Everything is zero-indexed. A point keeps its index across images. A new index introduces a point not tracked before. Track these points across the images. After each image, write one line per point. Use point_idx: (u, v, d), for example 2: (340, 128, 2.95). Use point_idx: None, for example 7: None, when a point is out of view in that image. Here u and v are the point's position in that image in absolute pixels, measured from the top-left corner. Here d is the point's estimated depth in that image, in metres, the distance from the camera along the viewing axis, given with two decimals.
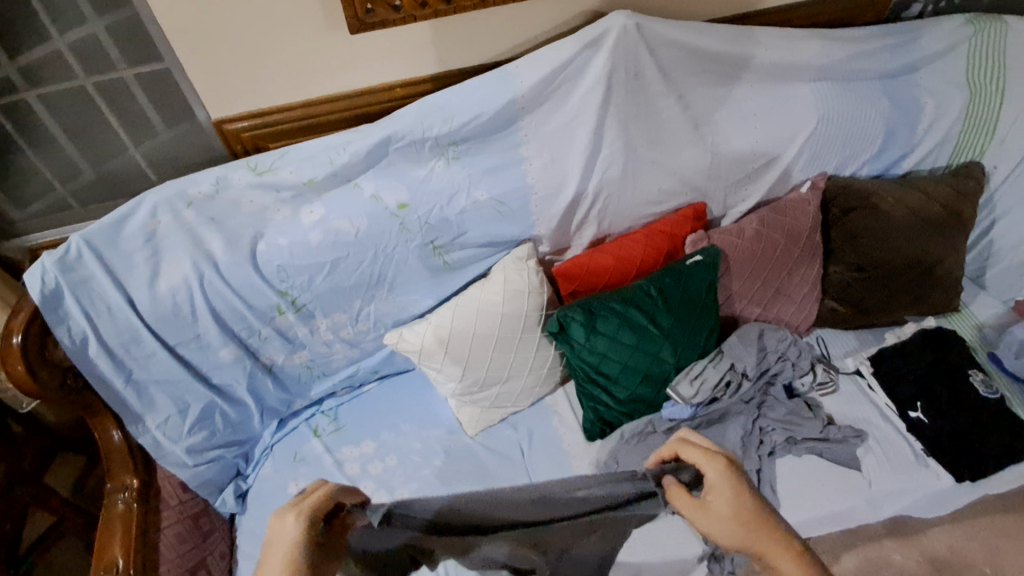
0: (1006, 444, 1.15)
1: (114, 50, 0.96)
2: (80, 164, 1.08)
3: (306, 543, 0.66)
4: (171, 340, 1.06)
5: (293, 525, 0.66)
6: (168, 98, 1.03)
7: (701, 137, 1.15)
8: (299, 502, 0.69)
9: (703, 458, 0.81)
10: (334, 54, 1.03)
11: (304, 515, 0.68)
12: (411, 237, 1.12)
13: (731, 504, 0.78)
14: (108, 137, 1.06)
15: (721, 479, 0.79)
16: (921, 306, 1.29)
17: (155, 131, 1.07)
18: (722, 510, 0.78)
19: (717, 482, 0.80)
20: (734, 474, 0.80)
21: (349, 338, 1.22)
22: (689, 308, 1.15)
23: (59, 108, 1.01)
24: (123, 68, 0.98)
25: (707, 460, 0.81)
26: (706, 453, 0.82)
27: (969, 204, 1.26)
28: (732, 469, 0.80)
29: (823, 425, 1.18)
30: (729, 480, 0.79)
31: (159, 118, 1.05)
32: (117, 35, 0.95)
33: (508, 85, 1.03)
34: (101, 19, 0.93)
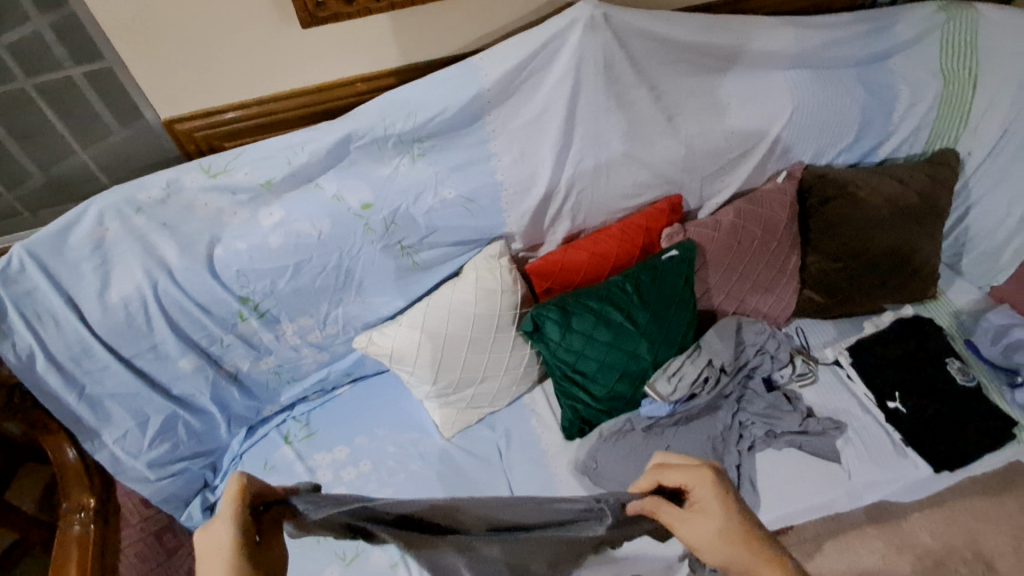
0: (983, 432, 1.14)
1: (57, 49, 0.90)
2: (27, 167, 1.02)
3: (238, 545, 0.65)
4: (126, 351, 1.01)
5: (224, 531, 0.66)
6: (116, 97, 0.97)
7: (674, 128, 1.11)
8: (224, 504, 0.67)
9: (691, 476, 0.80)
10: (288, 49, 0.98)
11: (231, 520, 0.66)
12: (376, 238, 1.07)
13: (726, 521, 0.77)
14: (53, 139, 1.00)
15: (714, 497, 0.78)
16: (900, 294, 1.28)
17: (104, 132, 1.01)
18: (715, 526, 0.77)
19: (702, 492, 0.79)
20: (725, 485, 0.79)
21: (317, 342, 1.17)
22: (665, 304, 1.13)
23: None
24: (68, 67, 0.92)
25: (694, 478, 0.79)
26: (692, 472, 0.80)
27: (944, 192, 1.23)
28: (722, 480, 0.79)
29: (802, 419, 1.18)
30: (721, 493, 0.78)
31: (109, 118, 0.99)
32: (61, 31, 0.89)
33: (472, 79, 0.99)
34: (42, 17, 0.87)
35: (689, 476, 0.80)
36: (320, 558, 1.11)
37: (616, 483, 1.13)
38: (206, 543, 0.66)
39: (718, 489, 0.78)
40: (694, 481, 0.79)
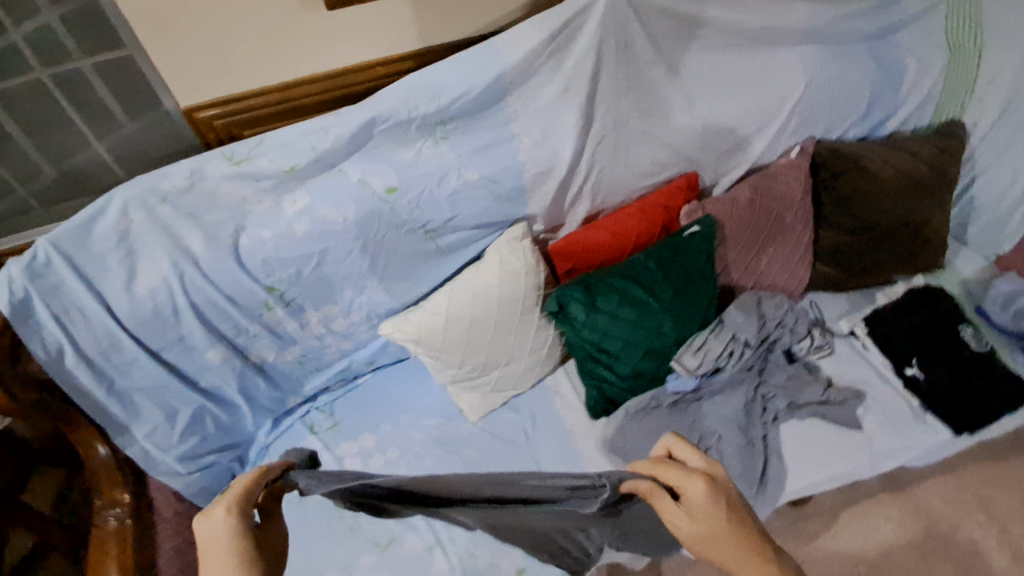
0: (999, 394, 1.18)
1: (69, 39, 0.89)
2: (36, 161, 1.00)
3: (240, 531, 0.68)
4: (153, 344, 1.01)
5: (223, 519, 0.68)
6: (127, 87, 0.95)
7: (691, 105, 1.13)
8: (228, 490, 0.71)
9: (681, 478, 0.80)
10: (310, 33, 0.97)
11: (233, 508, 0.69)
12: (401, 222, 1.07)
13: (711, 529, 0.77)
14: (64, 131, 0.98)
15: (702, 499, 0.78)
16: (910, 265, 1.30)
17: (114, 125, 0.99)
18: (702, 530, 0.78)
19: (691, 497, 0.79)
20: (716, 496, 0.78)
21: (341, 331, 1.17)
22: (687, 280, 1.14)
23: (4, 102, 0.93)
24: (79, 58, 0.91)
25: (686, 478, 0.80)
26: (683, 473, 0.81)
27: (953, 162, 1.26)
28: (711, 491, 0.78)
29: (823, 389, 1.20)
30: (710, 502, 0.78)
31: (120, 110, 0.98)
32: (71, 23, 0.88)
33: (494, 60, 0.99)
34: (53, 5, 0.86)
35: (680, 479, 0.80)
36: (355, 545, 1.13)
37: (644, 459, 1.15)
38: (205, 532, 0.67)
39: (706, 497, 0.78)
40: (683, 484, 0.80)
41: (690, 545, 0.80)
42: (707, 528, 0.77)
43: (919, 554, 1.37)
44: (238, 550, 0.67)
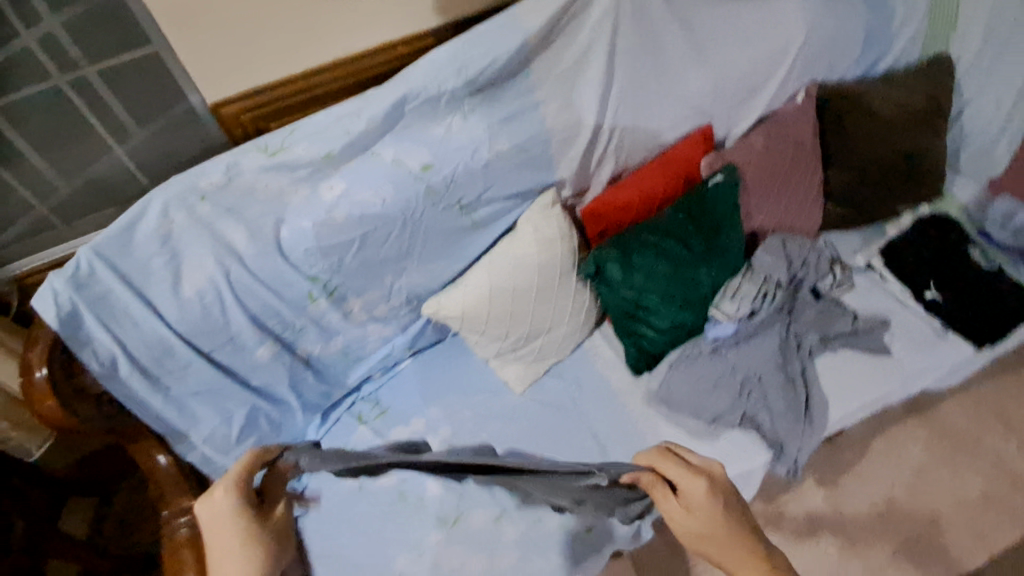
0: (1012, 307, 1.25)
1: (79, 41, 0.87)
2: (51, 178, 0.97)
3: (234, 509, 0.91)
4: (205, 346, 1.00)
5: (222, 500, 0.91)
6: (137, 90, 0.93)
7: (703, 59, 1.16)
8: (224, 478, 0.94)
9: (683, 476, 0.89)
10: (333, 16, 0.96)
11: (230, 492, 0.92)
12: (437, 199, 1.07)
13: (708, 524, 0.85)
14: (77, 144, 0.96)
15: (702, 498, 0.86)
16: (915, 196, 1.37)
17: (124, 134, 0.97)
18: (698, 525, 0.85)
19: (693, 494, 0.87)
20: (716, 497, 0.86)
21: (383, 317, 1.17)
22: (716, 229, 1.18)
23: (15, 116, 0.89)
24: (85, 66, 0.89)
25: (689, 478, 0.88)
26: (687, 472, 0.89)
27: (945, 93, 1.33)
28: (713, 493, 0.86)
29: (852, 320, 1.25)
30: (710, 500, 0.86)
31: (128, 118, 0.95)
32: (75, 30, 0.85)
33: (517, 28, 1.00)
34: (57, 12, 0.83)
35: (684, 480, 0.89)
36: (422, 524, 1.13)
37: (691, 405, 1.20)
38: (206, 513, 0.90)
39: (708, 494, 0.86)
40: (684, 482, 0.88)
41: (688, 541, 0.87)
42: (705, 524, 0.85)
43: (949, 469, 1.44)
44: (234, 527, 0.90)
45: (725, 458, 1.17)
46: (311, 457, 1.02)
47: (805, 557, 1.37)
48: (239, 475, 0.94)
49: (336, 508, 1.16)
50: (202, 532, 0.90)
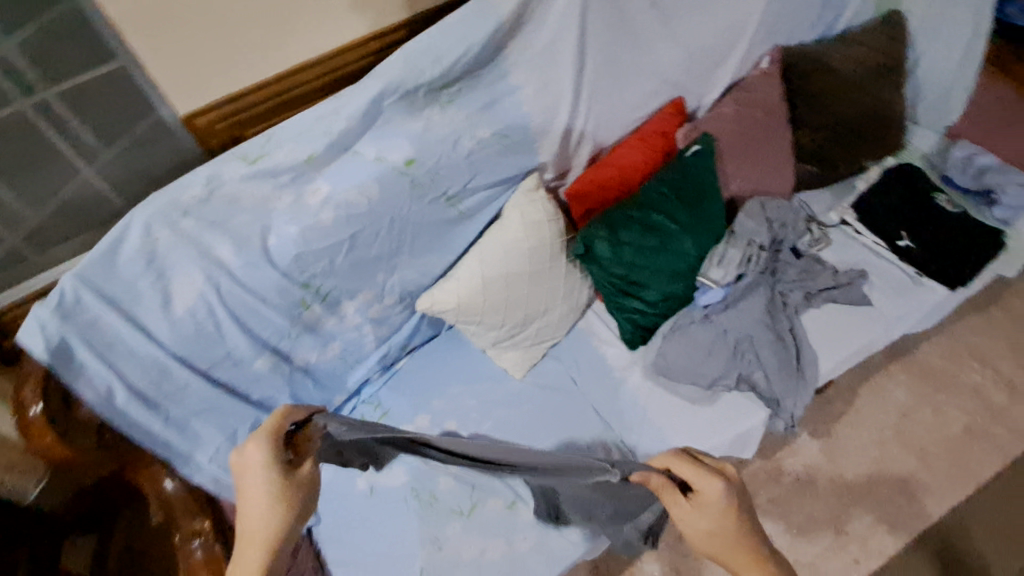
0: (980, 247, 1.30)
1: (40, 63, 0.82)
2: (17, 208, 0.92)
3: (267, 461, 0.75)
4: (202, 363, 0.98)
5: (254, 449, 0.76)
6: (102, 108, 0.89)
7: (671, 32, 1.17)
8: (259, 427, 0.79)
9: (697, 473, 0.84)
10: (304, 13, 0.93)
11: (262, 438, 0.77)
12: (423, 193, 1.07)
13: (717, 524, 0.80)
14: (42, 171, 0.91)
15: (717, 497, 0.81)
16: (880, 149, 1.41)
17: (90, 155, 0.93)
18: (709, 524, 0.80)
19: (707, 492, 0.82)
20: (733, 496, 0.81)
21: (378, 317, 1.16)
22: (698, 198, 1.20)
23: None
24: (43, 88, 0.84)
25: (704, 477, 0.83)
26: (699, 469, 0.84)
27: (901, 48, 1.37)
28: (730, 492, 0.81)
29: (833, 274, 1.29)
30: (725, 499, 0.81)
31: (93, 137, 0.91)
32: (34, 49, 0.81)
33: (488, 15, 1.00)
34: (11, 33, 0.78)
35: (698, 476, 0.83)
36: (438, 519, 1.12)
37: (689, 373, 1.22)
38: (239, 461, 0.76)
39: (723, 492, 0.81)
40: (697, 478, 0.83)
41: (696, 542, 0.81)
42: (717, 524, 0.80)
43: (932, 407, 1.52)
44: (269, 482, 0.75)
45: (726, 420, 1.20)
46: (343, 425, 0.81)
47: (808, 508, 1.42)
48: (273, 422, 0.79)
49: (350, 512, 1.16)
50: (237, 482, 0.76)
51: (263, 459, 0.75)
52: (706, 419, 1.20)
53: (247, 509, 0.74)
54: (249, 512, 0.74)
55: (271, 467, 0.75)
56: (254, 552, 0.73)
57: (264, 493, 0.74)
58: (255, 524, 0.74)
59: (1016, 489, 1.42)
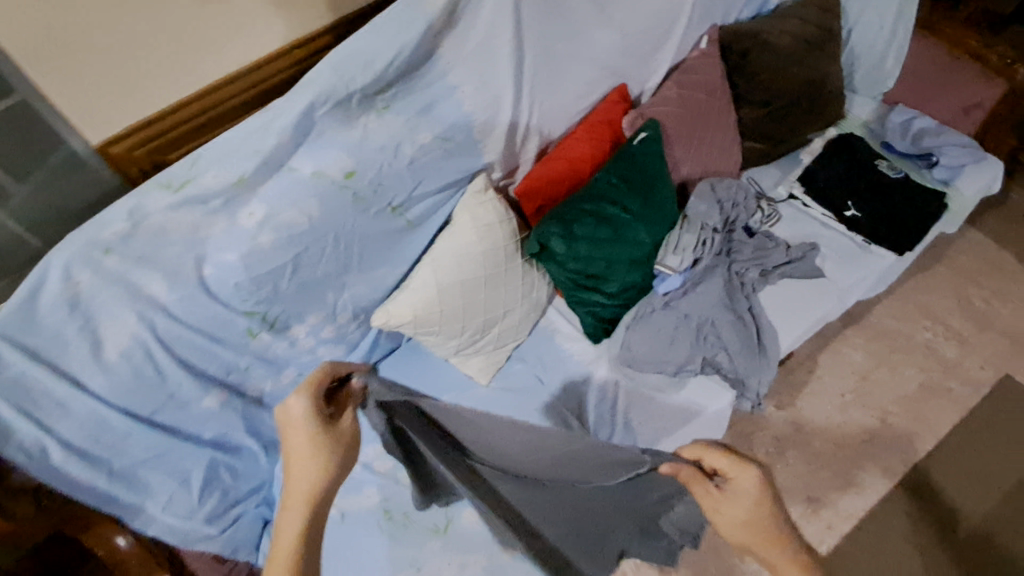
0: (923, 212, 1.33)
1: None
2: None
3: (312, 411, 0.79)
4: (145, 410, 0.92)
5: (299, 398, 0.79)
6: (9, 147, 0.78)
7: (608, 18, 1.14)
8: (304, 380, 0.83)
9: (732, 465, 0.85)
10: (218, 25, 0.87)
11: (306, 391, 0.80)
12: (367, 206, 1.01)
13: (749, 512, 0.83)
14: None
15: (750, 487, 0.84)
16: (822, 120, 1.43)
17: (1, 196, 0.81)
18: (743, 512, 0.84)
19: (741, 483, 0.84)
20: (767, 484, 0.84)
21: (333, 337, 1.11)
22: (649, 185, 1.18)
23: None
24: None
25: (739, 467, 0.84)
26: (734, 460, 0.85)
27: (834, 18, 1.38)
28: (765, 480, 0.83)
29: (786, 250, 1.30)
30: (759, 489, 0.83)
31: (4, 177, 0.80)
32: None
33: (418, 14, 0.95)
34: None
35: (732, 468, 0.85)
36: (415, 538, 1.09)
37: (654, 363, 1.22)
38: (285, 411, 0.79)
39: (758, 484, 0.83)
40: (731, 471, 0.85)
41: (729, 529, 0.85)
42: (749, 512, 0.83)
43: (890, 368, 1.57)
44: (311, 431, 0.78)
45: (693, 404, 1.21)
46: (385, 384, 0.84)
47: (781, 480, 1.44)
48: (316, 377, 0.83)
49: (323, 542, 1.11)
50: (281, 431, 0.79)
51: (306, 407, 0.78)
52: (673, 407, 1.21)
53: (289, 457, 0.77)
54: (291, 461, 0.76)
55: (315, 415, 0.79)
56: (299, 492, 0.74)
57: (309, 443, 0.77)
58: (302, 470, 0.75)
59: (973, 439, 1.48)
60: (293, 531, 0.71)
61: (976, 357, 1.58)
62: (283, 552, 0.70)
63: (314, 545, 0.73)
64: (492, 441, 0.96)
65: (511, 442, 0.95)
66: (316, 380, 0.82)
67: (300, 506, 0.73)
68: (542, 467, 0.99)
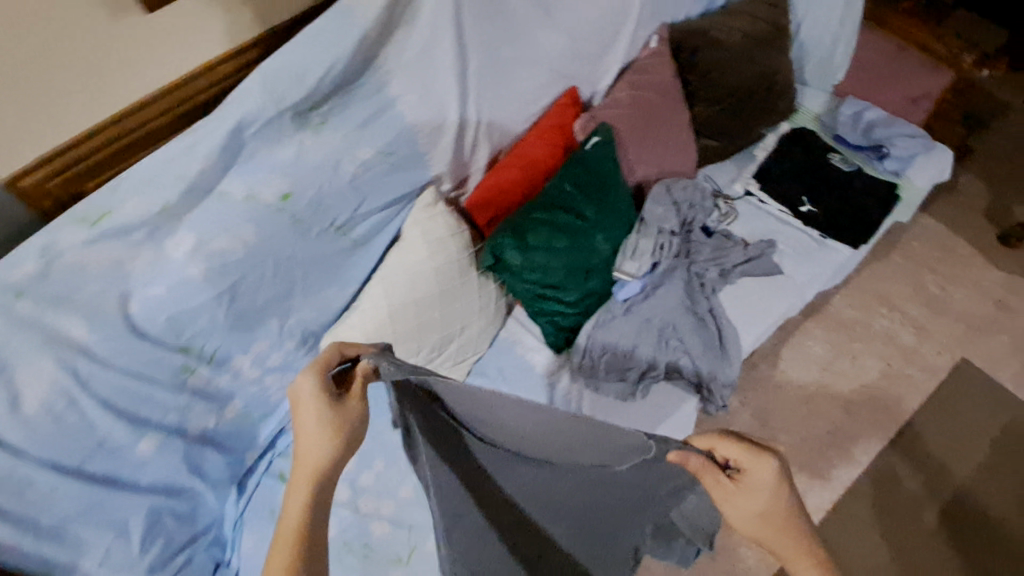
0: (876, 204, 1.33)
1: None
2: None
3: (320, 389, 0.75)
4: (72, 460, 0.86)
5: (307, 378, 0.75)
6: None
7: (553, 20, 1.11)
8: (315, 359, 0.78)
9: (750, 458, 0.77)
10: (131, 42, 0.80)
11: (314, 372, 0.76)
12: (307, 227, 0.96)
13: (766, 506, 0.77)
14: None
15: (768, 481, 0.76)
16: (774, 116, 1.42)
17: None
18: (759, 506, 0.77)
19: (759, 476, 0.76)
20: (785, 476, 0.77)
21: (279, 365, 1.05)
22: (604, 190, 1.15)
23: None
24: None
25: (755, 459, 0.76)
26: (751, 452, 0.77)
27: (783, 13, 1.37)
28: (784, 473, 0.77)
29: (743, 248, 1.29)
30: (779, 482, 0.76)
31: None
32: None
33: (350, 23, 0.89)
34: None
35: (749, 460, 0.77)
36: (377, 570, 1.04)
37: (616, 372, 1.19)
38: (295, 391, 0.76)
39: (777, 477, 0.76)
40: (747, 463, 0.77)
41: (740, 521, 0.79)
42: (765, 507, 0.77)
43: (850, 358, 1.58)
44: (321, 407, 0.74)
45: (658, 410, 1.18)
46: (395, 364, 0.74)
47: None
48: (324, 358, 0.77)
49: None
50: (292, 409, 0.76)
51: (312, 388, 0.74)
52: (638, 414, 1.18)
53: (300, 436, 0.74)
54: (301, 438, 0.73)
55: (323, 396, 0.75)
56: (302, 479, 0.71)
57: (317, 420, 0.73)
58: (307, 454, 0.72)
59: (932, 426, 1.50)
60: (292, 518, 0.68)
61: (932, 343, 1.60)
62: (287, 531, 0.67)
63: (320, 532, 0.69)
64: (499, 424, 0.85)
65: (520, 426, 0.84)
66: (324, 362, 0.77)
67: (300, 494, 0.70)
68: (545, 450, 0.90)
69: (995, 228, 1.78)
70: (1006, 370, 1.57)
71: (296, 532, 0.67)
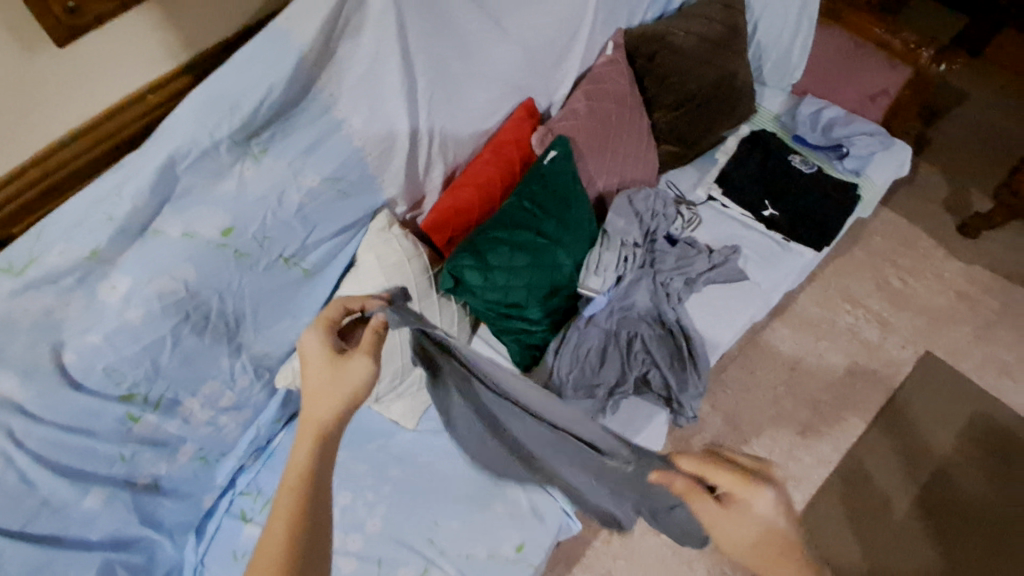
0: (838, 204, 1.33)
1: None
2: None
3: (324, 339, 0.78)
4: (14, 523, 0.81)
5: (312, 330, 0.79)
6: None
7: (505, 33, 1.08)
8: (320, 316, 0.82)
9: (742, 487, 0.70)
10: (46, 78, 0.74)
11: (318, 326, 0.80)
12: (253, 261, 0.92)
13: (757, 535, 0.70)
14: None
15: (763, 512, 0.70)
16: (735, 118, 1.40)
17: None
18: (751, 535, 0.71)
19: (752, 506, 0.70)
20: (782, 507, 0.70)
21: (233, 404, 1.00)
22: (564, 205, 1.12)
23: None
24: None
25: (749, 489, 0.70)
26: (745, 482, 0.70)
27: (739, 14, 1.36)
28: (780, 504, 0.70)
29: (708, 256, 1.28)
30: (774, 513, 0.70)
31: None
32: None
33: (287, 46, 0.84)
34: None
35: (740, 489, 0.71)
36: None
37: (586, 392, 1.15)
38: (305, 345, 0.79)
39: (770, 509, 0.69)
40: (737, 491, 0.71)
41: (729, 547, 0.73)
42: (757, 537, 0.71)
43: (817, 356, 1.59)
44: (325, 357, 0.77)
45: (630, 426, 1.16)
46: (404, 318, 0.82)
47: None
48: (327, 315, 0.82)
49: None
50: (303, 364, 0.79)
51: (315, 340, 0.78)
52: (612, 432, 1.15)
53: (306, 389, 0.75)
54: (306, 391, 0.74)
55: (326, 348, 0.78)
56: (306, 431, 0.71)
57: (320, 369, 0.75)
58: (318, 397, 0.72)
59: (900, 420, 1.51)
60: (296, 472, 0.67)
61: (897, 337, 1.62)
62: (289, 484, 0.66)
63: (318, 495, 0.67)
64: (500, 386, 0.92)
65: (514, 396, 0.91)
66: (329, 317, 0.81)
67: (307, 439, 0.70)
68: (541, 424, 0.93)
69: (953, 219, 1.80)
70: (968, 361, 1.59)
71: (296, 487, 0.66)
